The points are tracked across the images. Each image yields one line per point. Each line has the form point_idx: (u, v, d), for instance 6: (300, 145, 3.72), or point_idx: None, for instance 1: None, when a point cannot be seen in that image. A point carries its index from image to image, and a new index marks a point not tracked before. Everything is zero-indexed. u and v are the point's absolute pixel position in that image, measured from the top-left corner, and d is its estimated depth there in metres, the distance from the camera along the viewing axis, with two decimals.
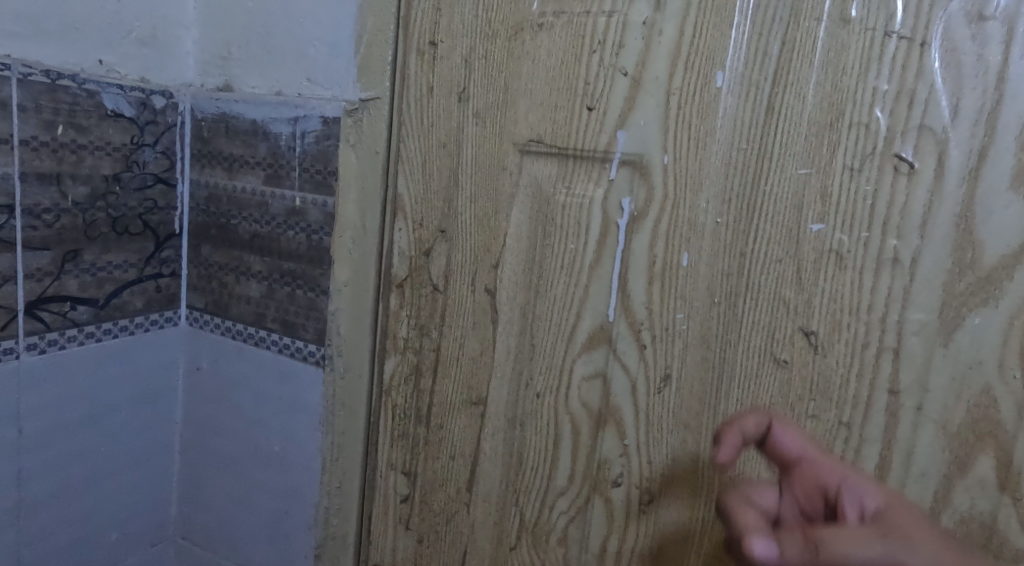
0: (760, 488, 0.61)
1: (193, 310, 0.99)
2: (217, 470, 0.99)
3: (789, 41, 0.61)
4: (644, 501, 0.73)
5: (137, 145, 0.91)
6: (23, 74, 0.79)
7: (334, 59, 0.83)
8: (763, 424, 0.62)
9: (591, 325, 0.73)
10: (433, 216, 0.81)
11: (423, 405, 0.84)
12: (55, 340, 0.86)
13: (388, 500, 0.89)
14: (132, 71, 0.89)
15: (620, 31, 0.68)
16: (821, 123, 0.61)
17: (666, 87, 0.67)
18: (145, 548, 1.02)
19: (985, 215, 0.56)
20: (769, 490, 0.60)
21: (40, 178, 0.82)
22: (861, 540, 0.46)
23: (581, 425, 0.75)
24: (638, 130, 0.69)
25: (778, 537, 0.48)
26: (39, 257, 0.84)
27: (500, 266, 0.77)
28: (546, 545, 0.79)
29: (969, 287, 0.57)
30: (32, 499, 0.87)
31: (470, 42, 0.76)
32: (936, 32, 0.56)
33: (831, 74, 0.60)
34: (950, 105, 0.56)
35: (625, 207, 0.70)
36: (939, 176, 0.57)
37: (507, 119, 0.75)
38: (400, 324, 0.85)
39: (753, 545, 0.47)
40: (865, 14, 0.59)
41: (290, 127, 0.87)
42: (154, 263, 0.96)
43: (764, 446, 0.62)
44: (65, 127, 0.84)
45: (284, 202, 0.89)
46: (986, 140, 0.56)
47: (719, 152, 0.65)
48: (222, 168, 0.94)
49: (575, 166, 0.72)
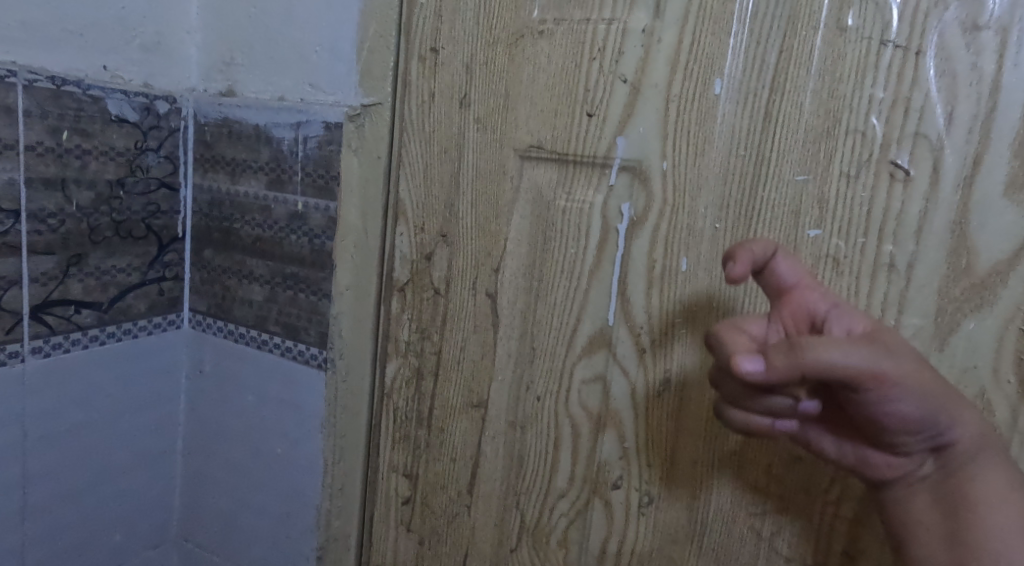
0: (748, 318, 0.60)
1: (196, 313, 1.00)
2: (219, 472, 1.00)
3: (786, 49, 0.62)
4: (644, 504, 0.73)
5: (141, 150, 0.92)
6: (29, 80, 0.80)
7: (336, 65, 0.84)
8: (771, 250, 0.58)
9: (591, 329, 0.74)
10: (434, 221, 0.81)
11: (424, 408, 0.85)
12: (59, 343, 0.87)
13: (389, 502, 0.89)
14: (136, 77, 0.90)
15: (619, 38, 0.69)
16: (819, 130, 0.62)
17: (665, 94, 0.67)
18: (148, 550, 1.02)
19: (979, 222, 0.57)
20: (757, 319, 0.59)
21: (45, 183, 0.83)
22: (841, 346, 0.52)
23: (581, 428, 0.76)
24: (637, 136, 0.69)
25: (765, 351, 0.53)
26: (44, 261, 0.84)
27: (501, 270, 0.78)
28: (546, 547, 0.80)
29: (964, 292, 0.58)
30: (37, 501, 0.88)
31: (472, 49, 0.76)
32: (931, 41, 0.57)
33: (828, 82, 0.61)
34: (944, 112, 0.57)
35: (625, 213, 0.71)
36: (935, 183, 0.58)
37: (508, 125, 0.75)
38: (402, 327, 0.85)
39: (743, 362, 0.52)
40: (861, 23, 0.59)
41: (292, 132, 0.88)
42: (158, 267, 0.96)
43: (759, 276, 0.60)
44: (70, 132, 0.84)
45: (286, 206, 0.90)
46: (981, 147, 0.57)
47: (717, 159, 0.66)
48: (225, 172, 0.95)
49: (575, 171, 0.73)
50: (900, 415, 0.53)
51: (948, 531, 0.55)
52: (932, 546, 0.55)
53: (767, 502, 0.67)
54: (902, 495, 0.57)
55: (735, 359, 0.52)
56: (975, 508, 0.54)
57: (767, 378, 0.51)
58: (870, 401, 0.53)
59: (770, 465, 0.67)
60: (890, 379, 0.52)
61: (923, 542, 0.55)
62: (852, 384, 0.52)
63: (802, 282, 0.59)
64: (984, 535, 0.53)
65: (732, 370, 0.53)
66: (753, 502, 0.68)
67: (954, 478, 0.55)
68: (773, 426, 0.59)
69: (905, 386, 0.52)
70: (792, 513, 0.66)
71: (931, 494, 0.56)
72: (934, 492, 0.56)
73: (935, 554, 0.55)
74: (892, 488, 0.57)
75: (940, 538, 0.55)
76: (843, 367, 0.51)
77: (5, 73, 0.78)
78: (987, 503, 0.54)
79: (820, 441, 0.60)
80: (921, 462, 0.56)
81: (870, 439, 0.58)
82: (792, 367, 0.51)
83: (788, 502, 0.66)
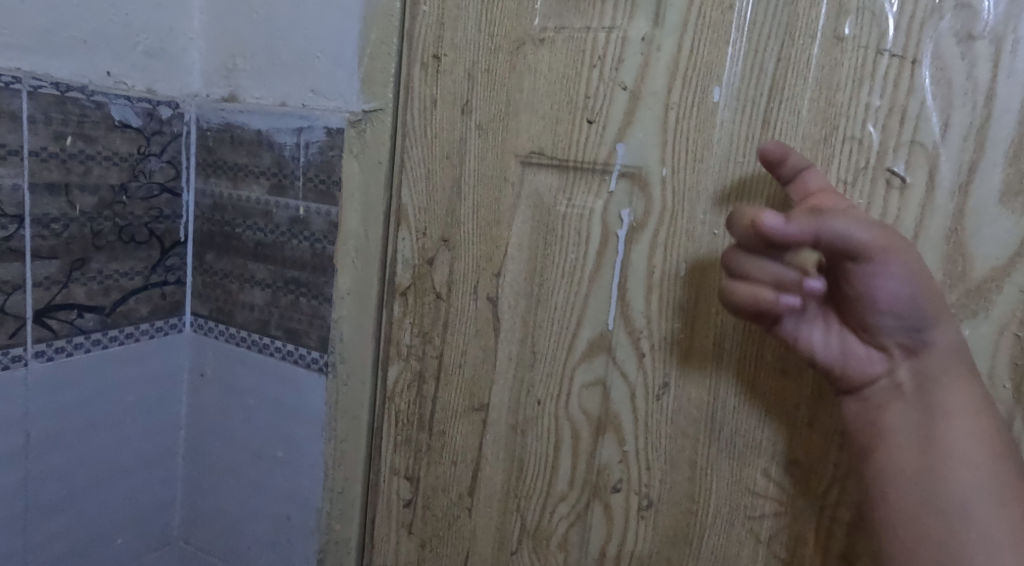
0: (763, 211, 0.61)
1: (197, 317, 1.01)
2: (221, 475, 1.01)
3: (784, 58, 0.63)
4: (643, 507, 0.74)
5: (143, 155, 0.92)
6: (33, 87, 0.81)
7: (338, 71, 0.85)
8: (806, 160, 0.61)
9: (591, 334, 0.75)
10: (436, 226, 0.82)
11: (426, 411, 0.86)
12: (62, 347, 0.87)
13: (391, 505, 0.90)
14: (139, 83, 0.90)
15: (619, 46, 0.70)
16: (816, 137, 0.62)
17: (664, 101, 0.68)
18: (150, 553, 1.03)
19: (974, 229, 0.58)
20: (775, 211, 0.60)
21: (49, 189, 0.84)
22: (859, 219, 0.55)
23: (581, 431, 0.77)
24: (637, 143, 0.70)
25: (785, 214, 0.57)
26: (47, 266, 0.85)
27: (502, 275, 0.79)
28: (546, 550, 0.80)
29: (960, 298, 0.59)
30: (39, 504, 0.88)
31: (473, 56, 0.77)
32: (926, 51, 0.58)
33: (825, 90, 0.62)
34: (940, 121, 0.58)
35: (625, 218, 0.72)
36: (930, 190, 0.59)
37: (510, 132, 0.76)
38: (404, 331, 0.86)
39: (765, 215, 0.55)
40: (857, 32, 0.60)
41: (294, 138, 0.88)
42: (160, 271, 0.97)
43: (785, 181, 0.61)
44: (74, 138, 0.85)
45: (288, 211, 0.90)
46: (976, 155, 0.57)
47: (716, 165, 0.67)
48: (227, 177, 0.95)
49: (575, 177, 0.74)
50: (888, 296, 0.55)
51: (914, 436, 0.57)
52: (898, 449, 0.58)
53: (766, 506, 0.68)
54: (877, 403, 0.59)
55: (758, 213, 0.56)
56: (941, 416, 0.56)
57: (787, 234, 0.55)
58: (864, 275, 0.55)
59: (768, 468, 0.68)
60: (888, 258, 0.54)
61: (893, 447, 0.58)
62: (856, 257, 0.55)
63: (825, 189, 0.60)
64: (948, 441, 0.56)
65: (754, 220, 0.56)
66: (752, 506, 0.69)
67: (926, 386, 0.57)
68: (777, 304, 0.59)
69: (903, 266, 0.54)
70: (790, 517, 0.67)
71: (903, 400, 0.58)
72: (907, 400, 0.58)
73: (900, 456, 0.57)
74: (867, 391, 0.59)
75: (907, 442, 0.57)
76: (855, 239, 0.54)
77: (10, 80, 0.78)
78: (953, 412, 0.56)
79: (807, 332, 0.61)
80: (897, 366, 0.58)
81: (854, 329, 0.59)
82: (809, 229, 0.55)
83: (786, 505, 0.67)
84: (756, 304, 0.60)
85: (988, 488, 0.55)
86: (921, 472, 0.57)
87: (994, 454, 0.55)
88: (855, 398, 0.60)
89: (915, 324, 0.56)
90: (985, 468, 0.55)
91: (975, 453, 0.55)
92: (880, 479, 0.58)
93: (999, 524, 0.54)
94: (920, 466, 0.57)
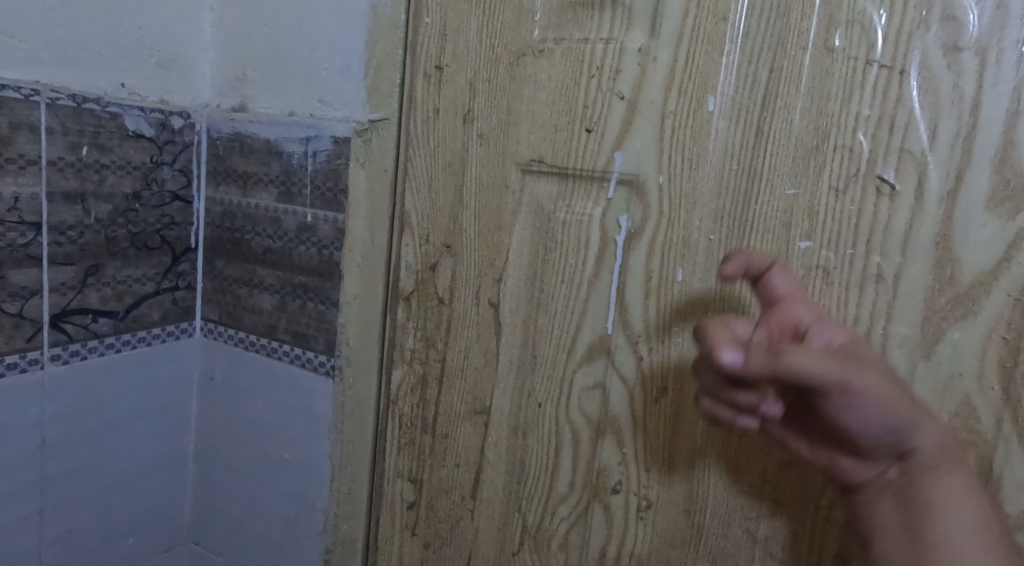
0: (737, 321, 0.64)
1: (207, 321, 1.03)
2: (230, 476, 1.03)
3: (776, 69, 0.65)
4: (642, 508, 0.75)
5: (156, 164, 0.95)
6: (51, 99, 0.83)
7: (345, 81, 0.87)
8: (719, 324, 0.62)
9: (591, 337, 0.76)
10: (439, 231, 0.84)
11: (429, 413, 0.87)
12: (77, 351, 0.90)
13: (395, 506, 0.92)
14: (152, 94, 0.93)
15: (616, 57, 0.71)
16: (808, 146, 0.64)
17: (661, 110, 0.70)
18: (160, 553, 1.05)
19: (962, 235, 0.59)
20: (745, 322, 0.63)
21: (65, 198, 0.86)
22: (814, 357, 0.58)
23: (581, 433, 0.78)
24: (634, 152, 0.72)
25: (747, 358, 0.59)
26: (63, 271, 0.87)
27: (504, 280, 0.80)
28: (548, 551, 0.82)
29: (948, 302, 0.60)
30: (54, 504, 0.90)
31: (475, 66, 0.79)
32: (914, 61, 0.59)
33: (817, 100, 0.63)
34: (928, 129, 0.60)
35: (622, 225, 0.73)
36: (919, 197, 0.60)
37: (511, 140, 0.78)
38: (407, 336, 0.88)
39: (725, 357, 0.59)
40: (847, 43, 0.62)
41: (302, 146, 0.91)
42: (171, 277, 0.99)
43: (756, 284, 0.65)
44: (89, 148, 0.88)
45: (296, 218, 0.92)
46: (963, 163, 0.59)
47: (712, 173, 0.68)
48: (237, 185, 0.97)
49: (574, 184, 0.76)
50: (863, 423, 0.58)
51: (904, 528, 0.59)
52: (889, 536, 0.60)
53: (762, 507, 0.69)
54: (869, 499, 0.61)
55: (717, 348, 0.60)
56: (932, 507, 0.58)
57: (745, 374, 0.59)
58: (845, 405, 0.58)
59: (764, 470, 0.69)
60: (861, 390, 0.57)
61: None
62: (823, 390, 0.58)
63: (790, 295, 0.63)
64: (940, 537, 0.57)
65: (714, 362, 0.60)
66: (748, 507, 0.70)
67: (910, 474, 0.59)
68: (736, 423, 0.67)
69: (871, 395, 0.57)
70: (786, 517, 0.68)
71: (893, 495, 0.60)
72: (895, 496, 0.60)
73: (894, 554, 0.59)
74: (859, 490, 0.62)
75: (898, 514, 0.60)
76: (812, 374, 0.57)
77: (30, 92, 0.81)
78: (945, 510, 0.58)
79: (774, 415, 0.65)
80: (886, 466, 0.61)
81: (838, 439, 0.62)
82: (766, 370, 0.58)
83: (782, 506, 0.68)
84: (716, 419, 0.67)
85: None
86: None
87: (989, 547, 0.56)
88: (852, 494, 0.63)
89: (898, 428, 0.58)
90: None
91: (968, 548, 0.56)
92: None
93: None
94: (910, 555, 0.58)
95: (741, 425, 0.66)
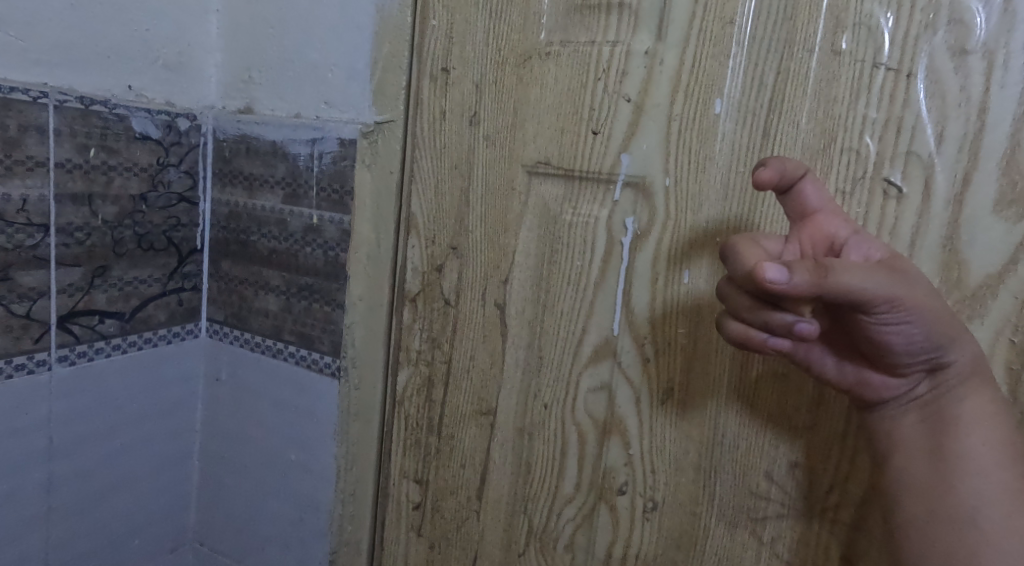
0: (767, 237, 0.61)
1: (213, 322, 1.03)
2: (236, 476, 1.03)
3: (783, 71, 0.65)
4: (648, 509, 0.76)
5: (162, 165, 0.95)
6: (60, 101, 0.83)
7: (351, 83, 0.87)
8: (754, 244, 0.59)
9: (597, 339, 0.77)
10: (445, 233, 0.84)
11: (435, 415, 0.88)
12: (84, 352, 0.90)
13: (401, 507, 0.92)
14: (159, 96, 0.93)
15: (623, 59, 0.72)
16: (815, 148, 0.64)
17: (667, 113, 0.70)
18: (166, 554, 1.05)
19: (970, 237, 0.59)
20: (776, 238, 0.60)
21: (73, 200, 0.87)
22: (862, 270, 0.54)
23: (587, 435, 0.78)
24: (641, 154, 0.72)
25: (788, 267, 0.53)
26: (71, 273, 0.88)
27: (510, 281, 0.81)
28: (554, 552, 0.82)
29: (956, 305, 0.60)
30: (61, 505, 0.91)
31: (481, 68, 0.79)
32: (921, 64, 0.60)
33: (824, 103, 0.63)
34: (934, 132, 0.60)
35: (629, 227, 0.73)
36: (926, 200, 0.60)
37: (517, 142, 0.78)
38: (414, 337, 0.88)
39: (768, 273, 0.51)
40: (854, 46, 0.62)
41: (308, 148, 0.91)
42: (177, 278, 1.00)
43: (783, 195, 0.60)
44: (97, 149, 0.88)
45: (302, 219, 0.93)
46: (970, 166, 0.59)
47: (718, 175, 0.68)
48: (243, 187, 0.98)
49: (581, 187, 0.76)
50: (899, 338, 0.56)
51: (928, 445, 0.59)
52: (911, 452, 0.60)
53: (769, 508, 0.69)
54: (892, 417, 0.61)
55: (761, 265, 0.52)
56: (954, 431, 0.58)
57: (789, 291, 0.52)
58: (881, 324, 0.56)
59: (770, 471, 0.69)
60: (908, 304, 0.54)
61: (903, 495, 0.60)
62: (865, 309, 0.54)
63: (822, 211, 0.59)
64: (963, 452, 0.58)
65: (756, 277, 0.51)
66: (754, 508, 0.70)
67: (941, 399, 0.59)
68: (767, 343, 0.61)
69: (916, 310, 0.55)
70: (792, 519, 0.68)
71: (919, 411, 0.60)
72: (921, 411, 0.60)
73: (915, 468, 0.59)
74: (885, 405, 0.61)
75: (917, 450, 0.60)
76: (859, 291, 0.53)
77: (38, 95, 0.81)
78: (969, 426, 0.58)
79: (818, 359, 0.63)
80: (914, 381, 0.60)
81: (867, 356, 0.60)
82: (813, 287, 0.52)
83: (789, 508, 0.68)
84: (746, 338, 0.62)
85: (1000, 499, 0.56)
86: (931, 517, 0.58)
87: (1008, 466, 0.57)
88: (875, 410, 0.62)
89: (933, 342, 0.56)
90: (996, 484, 0.57)
91: (989, 463, 0.57)
92: (893, 487, 0.60)
93: (1011, 531, 0.55)
94: (930, 473, 0.59)
95: (774, 347, 0.61)
